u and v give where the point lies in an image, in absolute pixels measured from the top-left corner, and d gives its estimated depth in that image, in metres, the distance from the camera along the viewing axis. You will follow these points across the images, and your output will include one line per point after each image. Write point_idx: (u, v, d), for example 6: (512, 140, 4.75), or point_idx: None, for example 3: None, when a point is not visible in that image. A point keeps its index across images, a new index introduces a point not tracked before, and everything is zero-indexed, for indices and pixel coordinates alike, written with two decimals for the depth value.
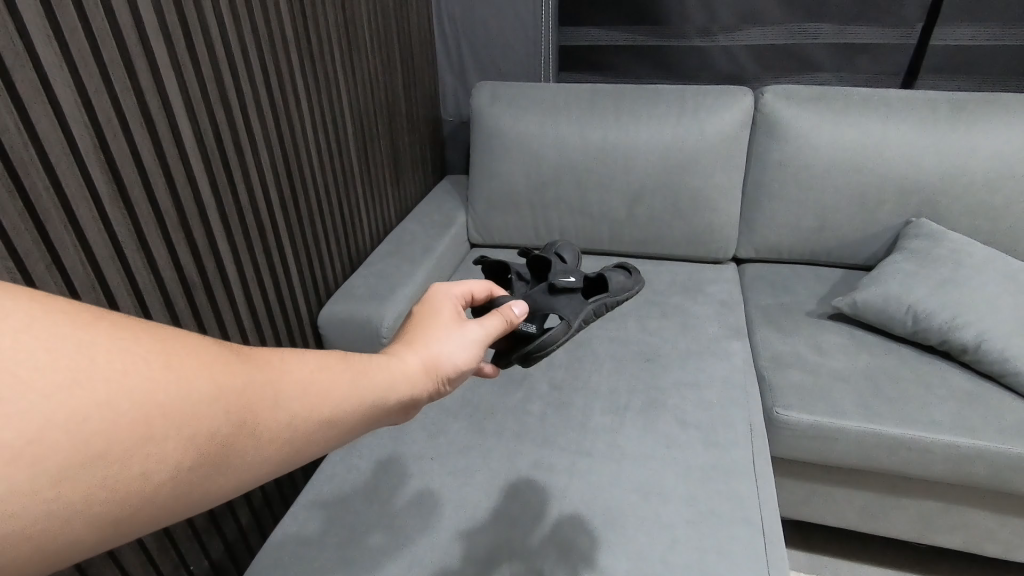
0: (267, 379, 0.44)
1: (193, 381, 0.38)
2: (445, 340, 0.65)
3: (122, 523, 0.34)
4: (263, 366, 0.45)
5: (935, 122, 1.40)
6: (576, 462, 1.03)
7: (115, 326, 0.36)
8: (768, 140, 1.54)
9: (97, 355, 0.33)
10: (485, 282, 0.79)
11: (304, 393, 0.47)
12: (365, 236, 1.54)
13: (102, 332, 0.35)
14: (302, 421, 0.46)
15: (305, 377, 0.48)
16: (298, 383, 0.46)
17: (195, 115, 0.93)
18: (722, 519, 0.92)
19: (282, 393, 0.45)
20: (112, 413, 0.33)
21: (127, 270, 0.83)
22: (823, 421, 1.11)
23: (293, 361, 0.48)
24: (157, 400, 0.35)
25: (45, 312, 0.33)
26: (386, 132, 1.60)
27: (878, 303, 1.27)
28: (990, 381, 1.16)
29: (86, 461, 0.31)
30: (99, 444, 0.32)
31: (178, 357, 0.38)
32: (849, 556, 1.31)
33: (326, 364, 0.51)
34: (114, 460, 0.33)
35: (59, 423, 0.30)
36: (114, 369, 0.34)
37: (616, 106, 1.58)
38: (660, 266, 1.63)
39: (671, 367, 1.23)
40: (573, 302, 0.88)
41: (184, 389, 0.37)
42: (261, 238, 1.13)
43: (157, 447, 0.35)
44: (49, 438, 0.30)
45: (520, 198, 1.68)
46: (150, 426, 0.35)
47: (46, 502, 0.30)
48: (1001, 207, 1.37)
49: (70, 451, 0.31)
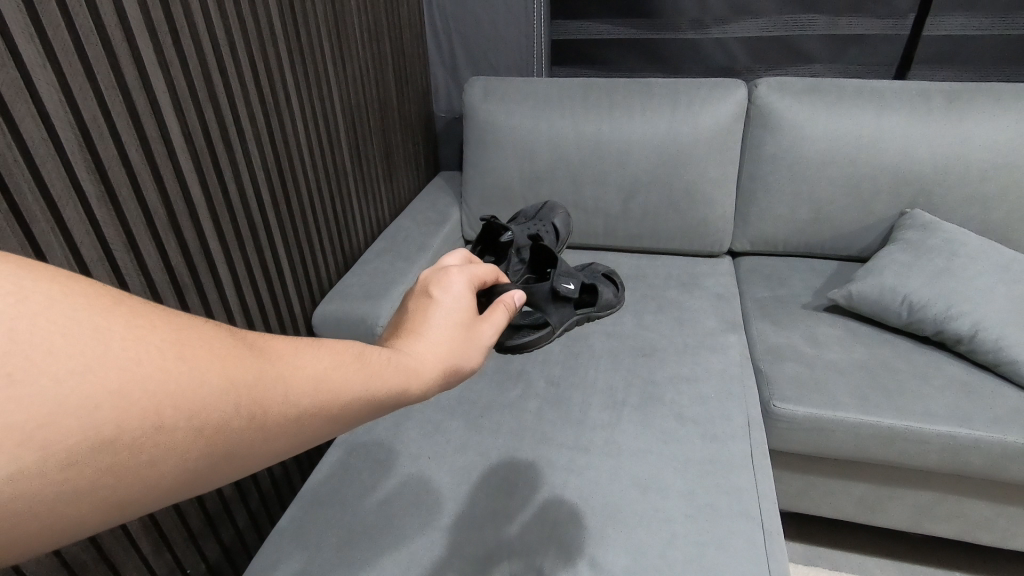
0: (280, 373, 0.42)
1: (204, 374, 0.36)
2: (461, 335, 0.63)
3: (125, 507, 0.34)
4: (277, 359, 0.43)
5: (928, 113, 1.40)
6: (574, 458, 1.02)
7: (130, 312, 0.35)
8: (762, 132, 1.53)
9: (111, 341, 0.32)
10: (492, 266, 0.77)
11: (316, 387, 0.45)
12: (358, 232, 1.53)
13: (118, 317, 0.34)
14: (312, 416, 0.44)
15: (320, 371, 0.46)
16: (309, 377, 0.45)
17: (182, 112, 0.91)
18: (721, 513, 0.92)
19: (295, 387, 0.43)
20: (122, 404, 0.32)
21: (116, 268, 0.82)
22: (820, 413, 1.11)
23: (308, 353, 0.46)
24: (168, 390, 0.34)
25: (62, 293, 0.32)
26: (378, 127, 1.58)
27: (874, 294, 1.27)
28: (985, 371, 1.16)
29: (92, 450, 0.30)
30: (109, 432, 0.31)
31: (191, 348, 0.37)
32: (847, 547, 1.32)
33: (342, 356, 0.49)
34: (121, 448, 0.32)
35: (70, 409, 0.30)
36: (128, 356, 0.33)
37: (609, 99, 1.58)
38: (655, 260, 1.63)
39: (669, 362, 1.23)
40: (562, 310, 0.98)
41: (196, 381, 0.36)
42: (253, 235, 1.11)
43: (166, 437, 0.34)
44: (59, 423, 0.29)
45: (513, 194, 1.67)
46: (160, 416, 0.33)
47: (52, 486, 0.29)
48: (994, 197, 1.37)
49: (80, 437, 0.30)
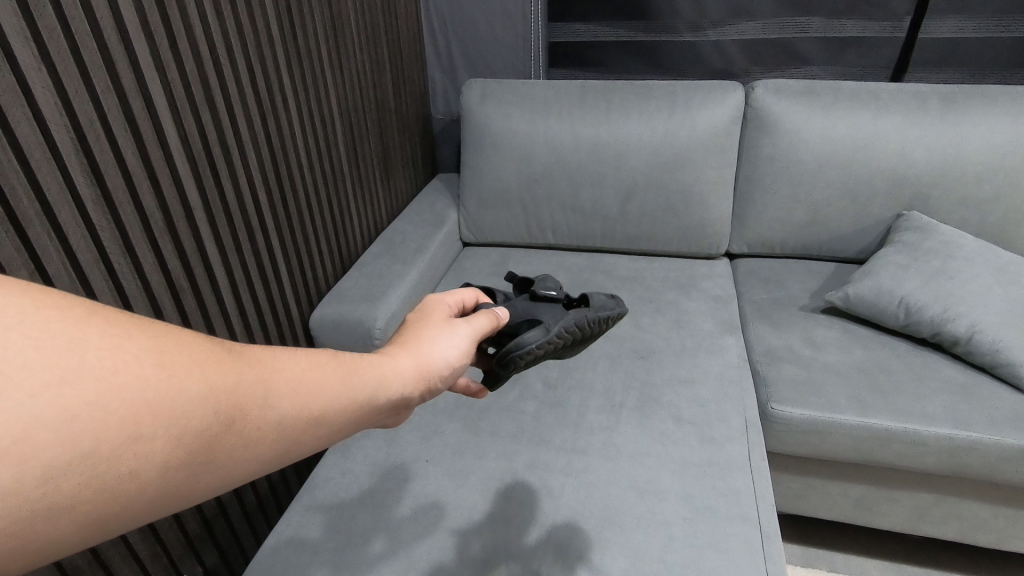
0: (259, 377, 0.43)
1: (184, 381, 0.36)
2: (435, 339, 0.64)
3: (108, 520, 0.33)
4: (255, 363, 0.44)
5: (924, 116, 1.41)
6: (572, 460, 1.02)
7: (107, 323, 0.35)
8: (759, 134, 1.54)
9: (87, 351, 0.32)
10: (473, 289, 0.80)
11: (295, 390, 0.46)
12: (355, 235, 1.52)
13: (94, 328, 0.34)
14: (293, 419, 0.45)
15: (297, 376, 0.47)
16: (289, 380, 0.45)
17: (179, 115, 0.91)
18: (719, 516, 0.92)
19: (273, 390, 0.44)
20: (99, 414, 0.32)
21: (112, 273, 0.81)
22: (817, 415, 1.11)
23: (285, 357, 0.47)
24: (147, 397, 0.34)
25: (35, 305, 0.32)
26: (376, 130, 1.58)
27: (871, 296, 1.27)
28: (983, 372, 1.17)
29: (73, 459, 0.30)
30: (87, 442, 0.31)
31: (170, 354, 0.37)
32: (845, 549, 1.32)
33: (319, 362, 0.50)
34: (101, 458, 0.32)
35: (49, 420, 0.29)
36: (104, 367, 0.33)
37: (606, 101, 1.58)
38: (653, 262, 1.63)
39: (667, 364, 1.23)
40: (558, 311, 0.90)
41: (176, 386, 0.36)
42: (250, 239, 1.11)
43: (146, 446, 0.34)
44: (37, 436, 0.29)
45: (511, 196, 1.67)
46: (138, 425, 0.33)
47: (31, 501, 0.29)
48: (991, 199, 1.38)
49: (59, 448, 0.30)
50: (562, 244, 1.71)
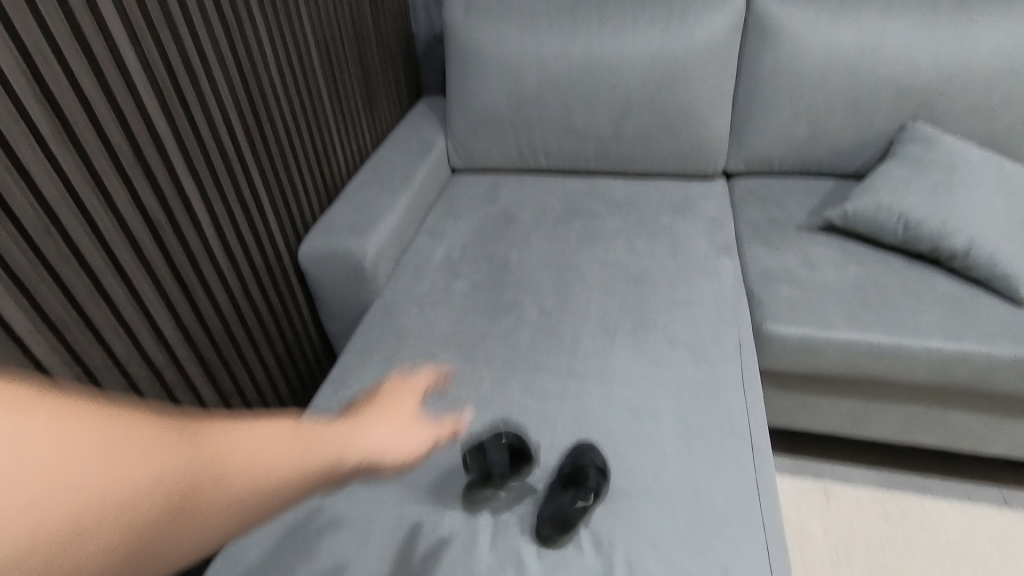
0: (209, 458, 0.46)
1: (152, 467, 0.39)
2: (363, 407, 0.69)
3: None
4: (208, 442, 0.47)
5: (935, 18, 1.33)
6: (567, 385, 1.03)
7: (73, 407, 0.35)
8: (760, 44, 1.45)
9: (83, 445, 0.35)
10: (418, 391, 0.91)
11: (246, 466, 0.50)
12: (341, 165, 1.47)
13: (85, 414, 0.36)
14: (241, 497, 0.48)
15: (245, 450, 0.51)
16: (236, 460, 0.49)
17: (137, 37, 0.85)
18: (711, 433, 0.94)
19: (224, 470, 0.47)
20: (89, 504, 0.34)
21: (84, 211, 0.78)
22: (811, 333, 1.12)
23: (234, 436, 0.51)
24: (125, 490, 0.36)
25: (45, 400, 0.34)
26: (354, 51, 1.49)
27: (870, 211, 1.25)
28: (977, 286, 1.16)
29: (65, 545, 0.33)
30: (78, 532, 0.34)
31: (145, 443, 0.40)
32: (832, 459, 1.37)
33: (270, 442, 0.55)
34: (87, 541, 0.34)
35: (50, 505, 0.32)
36: (89, 455, 0.35)
37: (599, 13, 1.48)
38: (647, 184, 1.58)
39: (662, 288, 1.22)
40: None
41: (147, 473, 0.39)
42: (229, 172, 1.06)
43: (118, 533, 0.36)
44: (38, 516, 0.32)
45: (500, 119, 1.60)
46: (118, 511, 0.36)
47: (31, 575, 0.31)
48: (998, 107, 1.33)
49: (56, 533, 0.33)
50: (554, 168, 1.65)
